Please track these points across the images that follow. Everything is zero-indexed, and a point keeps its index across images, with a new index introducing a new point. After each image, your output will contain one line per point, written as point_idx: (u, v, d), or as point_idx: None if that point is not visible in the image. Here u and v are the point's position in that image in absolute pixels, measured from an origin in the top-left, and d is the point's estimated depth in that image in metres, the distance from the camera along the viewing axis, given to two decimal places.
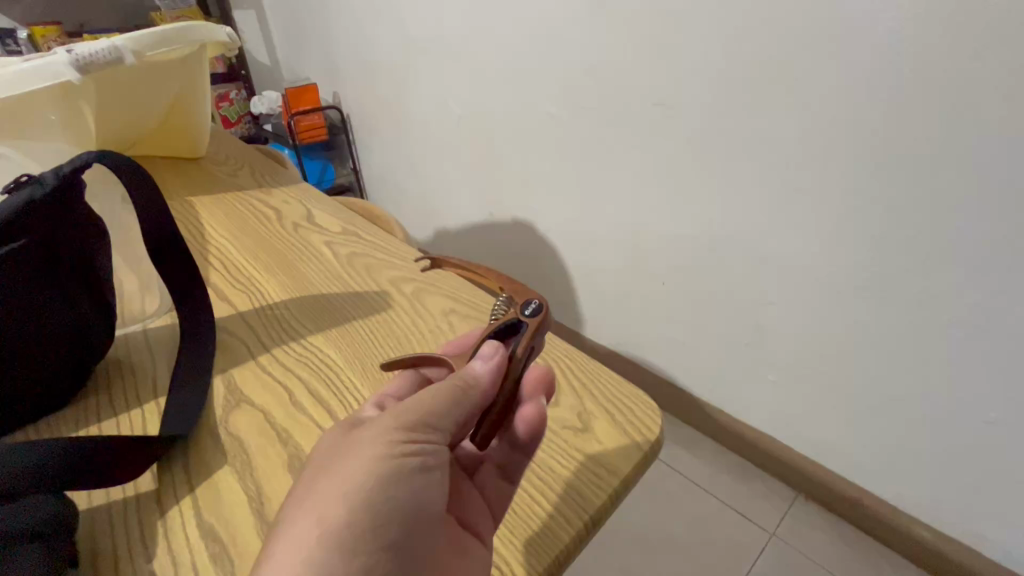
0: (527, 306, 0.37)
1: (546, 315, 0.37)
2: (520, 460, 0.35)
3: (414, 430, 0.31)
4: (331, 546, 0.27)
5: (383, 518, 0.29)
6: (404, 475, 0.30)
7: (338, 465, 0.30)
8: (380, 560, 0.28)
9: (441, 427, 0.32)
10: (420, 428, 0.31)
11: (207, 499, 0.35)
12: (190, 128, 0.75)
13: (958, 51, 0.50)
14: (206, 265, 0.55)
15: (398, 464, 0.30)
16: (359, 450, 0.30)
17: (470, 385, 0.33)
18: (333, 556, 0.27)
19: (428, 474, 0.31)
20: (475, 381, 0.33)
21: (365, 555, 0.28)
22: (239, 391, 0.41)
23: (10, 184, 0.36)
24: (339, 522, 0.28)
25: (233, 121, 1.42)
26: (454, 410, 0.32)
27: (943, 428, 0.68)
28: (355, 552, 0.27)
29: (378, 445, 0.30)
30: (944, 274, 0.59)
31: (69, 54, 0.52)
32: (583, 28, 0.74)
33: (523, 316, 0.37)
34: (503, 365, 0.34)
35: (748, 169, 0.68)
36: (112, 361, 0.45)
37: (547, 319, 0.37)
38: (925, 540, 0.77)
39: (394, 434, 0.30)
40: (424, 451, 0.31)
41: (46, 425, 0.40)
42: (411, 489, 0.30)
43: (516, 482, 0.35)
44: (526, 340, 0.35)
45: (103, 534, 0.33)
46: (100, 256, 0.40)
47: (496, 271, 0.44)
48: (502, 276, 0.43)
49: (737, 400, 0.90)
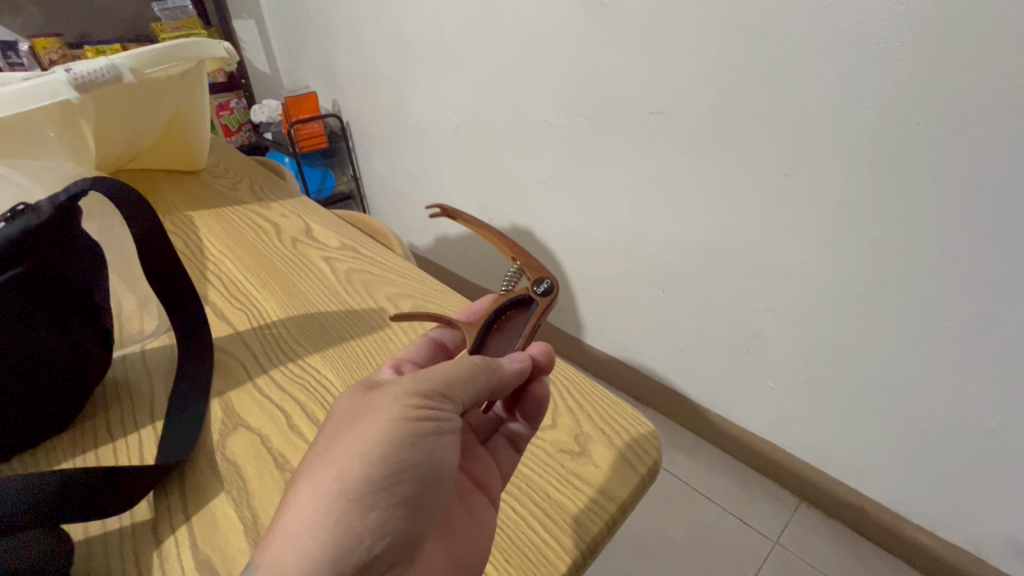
0: (539, 284, 0.40)
1: (556, 296, 0.39)
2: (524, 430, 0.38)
3: (429, 398, 0.32)
4: (343, 503, 0.28)
5: (396, 477, 0.30)
6: (418, 438, 0.31)
7: (354, 425, 0.31)
8: (393, 517, 0.29)
9: (455, 398, 0.32)
10: (435, 396, 0.32)
11: (203, 527, 0.35)
12: (189, 143, 0.75)
13: (952, 61, 0.50)
14: (204, 282, 0.56)
15: (412, 426, 0.31)
16: (375, 413, 0.31)
17: (492, 370, 0.34)
18: (346, 513, 0.28)
19: (442, 438, 0.32)
20: (496, 368, 0.34)
21: (378, 511, 0.29)
22: (236, 415, 0.42)
23: (6, 214, 0.37)
24: (355, 478, 0.29)
25: (233, 129, 1.44)
26: (471, 385, 0.33)
27: (945, 436, 0.67)
28: (368, 507, 0.29)
29: (392, 407, 0.31)
30: (943, 282, 0.59)
31: (68, 73, 0.52)
32: (581, 37, 0.74)
33: (535, 293, 0.39)
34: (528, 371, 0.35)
35: (744, 177, 0.68)
36: (109, 384, 0.45)
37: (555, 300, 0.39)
38: (929, 548, 0.76)
39: (410, 399, 0.31)
40: (437, 417, 0.32)
41: (42, 451, 0.40)
42: (425, 450, 0.31)
43: (521, 451, 0.38)
44: (534, 318, 0.39)
45: (98, 564, 0.33)
46: (94, 279, 0.40)
47: (496, 232, 0.45)
48: (511, 243, 0.43)
49: (737, 407, 0.90)
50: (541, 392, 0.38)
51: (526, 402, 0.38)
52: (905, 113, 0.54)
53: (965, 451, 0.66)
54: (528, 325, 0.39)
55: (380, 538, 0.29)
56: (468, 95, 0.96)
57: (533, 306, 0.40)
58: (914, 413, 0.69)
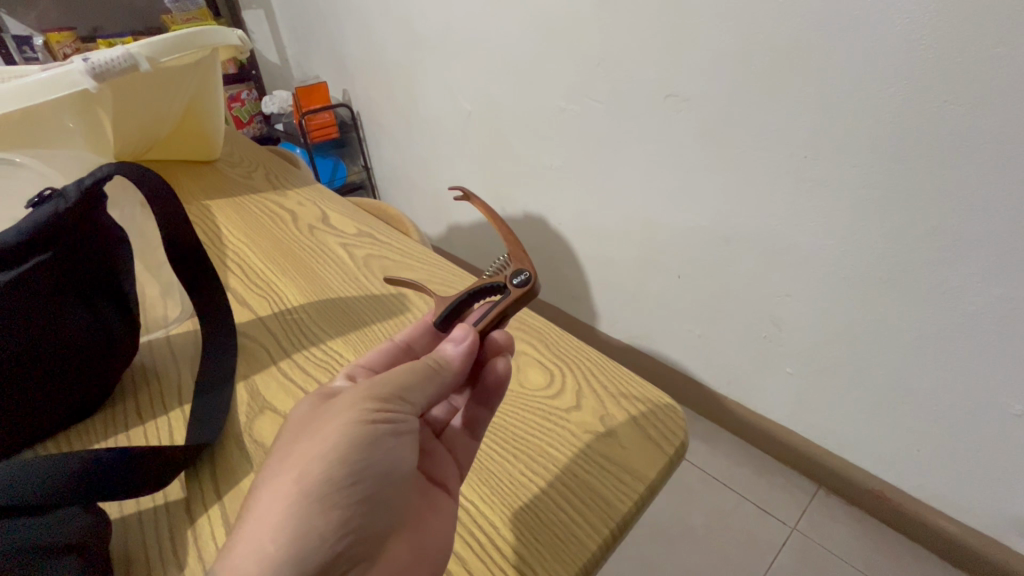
0: (517, 275, 0.38)
1: (531, 289, 0.37)
2: (483, 415, 0.37)
3: (388, 402, 0.31)
4: (306, 504, 0.27)
5: (357, 477, 0.29)
6: (376, 439, 0.30)
7: (311, 430, 0.30)
8: (355, 516, 0.29)
9: (413, 399, 0.32)
10: (393, 398, 0.31)
11: (235, 506, 0.35)
12: (204, 132, 0.75)
13: (980, 37, 0.48)
14: (225, 269, 0.56)
15: (372, 427, 0.30)
16: (333, 417, 0.30)
17: (442, 366, 0.34)
18: (306, 514, 0.27)
19: (401, 438, 0.31)
20: (446, 363, 0.34)
21: (339, 511, 0.28)
22: (262, 398, 0.42)
23: (34, 199, 0.38)
24: (316, 478, 0.28)
25: (245, 121, 1.44)
26: (427, 386, 0.33)
27: (967, 421, 0.66)
28: (330, 507, 0.28)
29: (351, 410, 0.30)
30: (968, 264, 0.57)
31: (85, 63, 0.52)
32: (593, 19, 0.73)
33: (511, 283, 0.38)
34: (473, 348, 0.35)
35: (761, 160, 0.67)
36: (137, 369, 0.46)
37: (532, 292, 0.38)
38: (952, 535, 0.75)
39: (368, 402, 0.31)
40: (397, 418, 0.31)
41: (76, 433, 0.40)
42: (387, 450, 0.30)
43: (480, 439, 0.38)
44: (498, 309, 0.37)
45: (134, 541, 0.34)
46: (120, 264, 0.41)
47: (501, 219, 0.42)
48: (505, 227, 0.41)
49: (754, 393, 0.89)
50: (500, 369, 0.37)
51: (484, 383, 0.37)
52: (930, 91, 0.52)
53: (988, 436, 0.65)
54: (493, 311, 0.37)
55: (343, 536, 0.28)
56: (479, 82, 0.95)
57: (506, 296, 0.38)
58: (935, 398, 0.67)
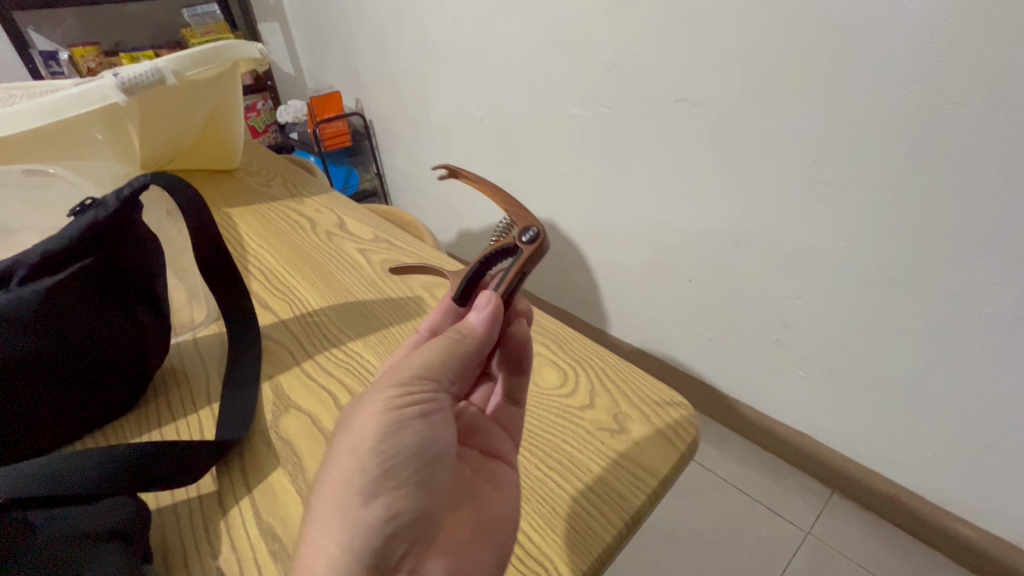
0: (525, 232, 0.36)
1: (542, 244, 0.35)
2: (518, 380, 0.39)
3: (410, 385, 0.32)
4: (348, 496, 0.29)
5: (389, 463, 0.30)
6: (402, 425, 0.31)
7: (344, 428, 0.31)
8: (399, 500, 0.30)
9: (440, 378, 0.33)
10: (416, 379, 0.32)
11: (264, 498, 0.37)
12: (225, 141, 0.78)
13: (993, 38, 0.48)
14: (247, 274, 0.58)
15: (398, 414, 0.31)
16: (361, 412, 0.31)
17: (465, 334, 0.34)
18: (351, 504, 0.29)
19: (430, 419, 0.32)
20: (470, 331, 0.34)
21: (382, 498, 0.30)
22: (286, 397, 0.44)
23: (77, 206, 0.41)
24: (352, 471, 0.29)
25: (260, 130, 1.48)
26: (451, 358, 0.33)
27: (984, 423, 0.65)
28: (372, 496, 0.29)
29: (377, 401, 0.31)
30: (983, 264, 0.57)
31: (115, 78, 0.55)
32: (603, 26, 0.74)
33: (521, 242, 0.36)
34: (495, 314, 0.34)
35: (770, 162, 0.67)
36: (168, 370, 0.47)
37: (544, 247, 0.35)
38: (970, 540, 0.74)
39: (390, 390, 0.32)
40: (423, 400, 0.32)
41: (112, 430, 0.42)
42: (415, 433, 0.31)
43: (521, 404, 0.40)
44: (516, 269, 0.36)
45: (172, 531, 0.35)
46: (155, 270, 0.43)
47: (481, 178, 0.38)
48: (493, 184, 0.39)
49: (766, 396, 0.89)
50: (520, 333, 0.38)
51: (512, 355, 0.39)
52: (943, 93, 0.52)
53: (1005, 438, 0.65)
54: (512, 276, 0.36)
55: (390, 520, 0.30)
56: (491, 90, 0.96)
57: (518, 255, 0.36)
58: (952, 400, 0.67)
